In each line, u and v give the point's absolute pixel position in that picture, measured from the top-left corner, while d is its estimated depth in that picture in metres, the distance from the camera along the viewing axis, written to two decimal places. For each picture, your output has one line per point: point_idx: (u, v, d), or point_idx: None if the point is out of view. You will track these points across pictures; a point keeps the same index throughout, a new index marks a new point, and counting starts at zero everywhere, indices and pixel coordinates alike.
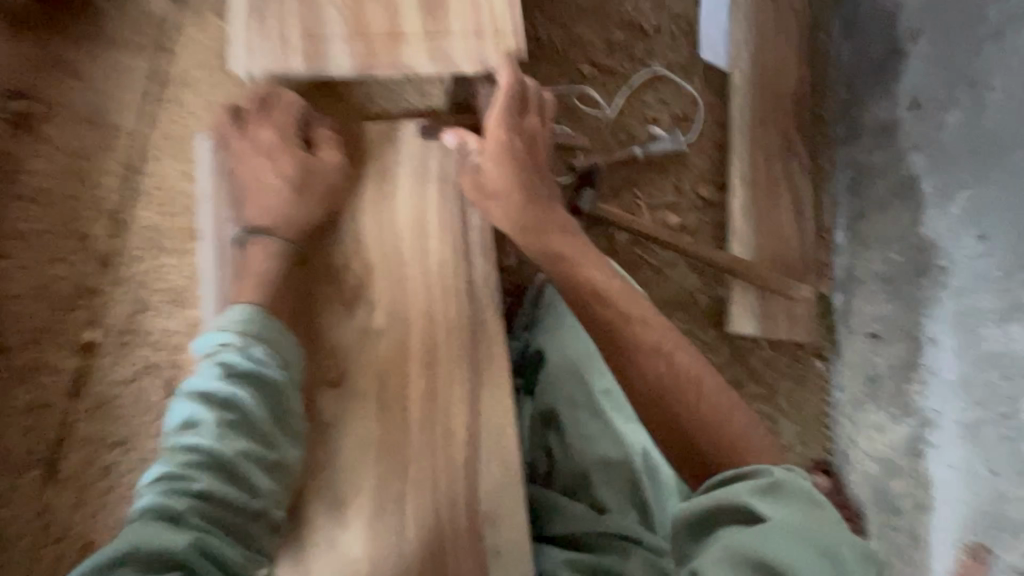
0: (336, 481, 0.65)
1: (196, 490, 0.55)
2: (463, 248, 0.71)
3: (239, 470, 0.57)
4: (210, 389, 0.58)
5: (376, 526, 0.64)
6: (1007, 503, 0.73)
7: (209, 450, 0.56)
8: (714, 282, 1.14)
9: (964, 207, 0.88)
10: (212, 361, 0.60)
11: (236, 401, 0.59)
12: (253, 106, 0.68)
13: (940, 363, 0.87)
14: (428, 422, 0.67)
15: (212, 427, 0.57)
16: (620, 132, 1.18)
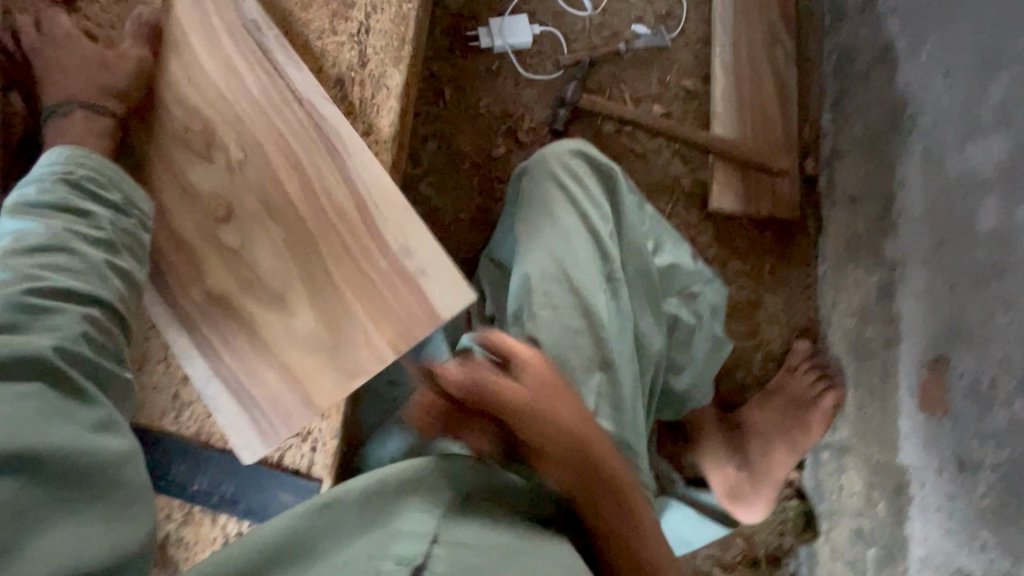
0: (261, 277, 0.67)
1: (54, 288, 0.47)
2: None
3: (102, 271, 0.52)
4: (39, 201, 0.52)
5: (319, 304, 0.67)
6: (963, 311, 0.75)
7: (55, 253, 0.49)
8: (698, 166, 1.18)
9: (933, 52, 0.89)
10: (45, 183, 0.53)
11: (87, 211, 0.53)
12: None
13: (909, 205, 0.89)
14: (316, 208, 0.67)
15: (60, 228, 0.51)
16: (605, 31, 1.23)
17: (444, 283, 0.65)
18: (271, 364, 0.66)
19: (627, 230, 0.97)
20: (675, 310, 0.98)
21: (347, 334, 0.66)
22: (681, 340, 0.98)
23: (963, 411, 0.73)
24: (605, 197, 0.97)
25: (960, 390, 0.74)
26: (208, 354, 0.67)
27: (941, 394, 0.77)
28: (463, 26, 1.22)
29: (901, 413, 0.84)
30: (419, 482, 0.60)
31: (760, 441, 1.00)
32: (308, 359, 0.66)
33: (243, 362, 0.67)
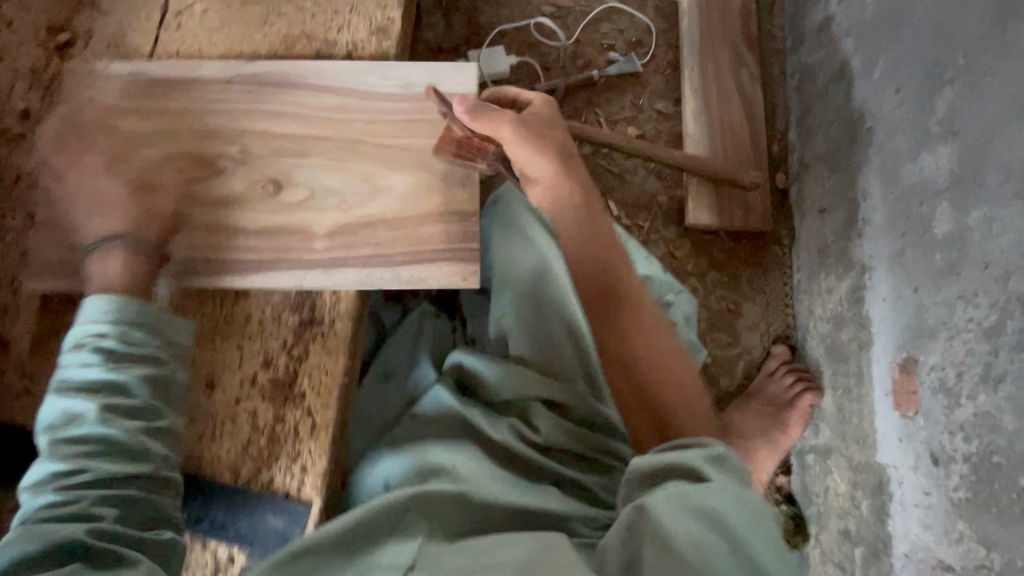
0: (316, 190, 0.83)
1: (92, 475, 0.61)
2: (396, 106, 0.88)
3: (134, 444, 0.63)
4: (84, 379, 0.63)
5: (401, 168, 0.85)
6: (926, 311, 0.79)
7: (97, 434, 0.62)
8: (672, 183, 1.23)
9: (884, 69, 0.95)
10: (88, 349, 0.64)
11: (120, 381, 0.64)
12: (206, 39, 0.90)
13: (872, 213, 0.93)
14: (342, 138, 0.86)
15: (101, 407, 0.62)
16: (578, 60, 1.30)
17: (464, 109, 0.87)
18: (398, 244, 0.83)
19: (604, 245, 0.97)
20: None
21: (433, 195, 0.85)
22: None
23: (933, 406, 0.76)
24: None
25: (928, 386, 0.77)
26: (333, 271, 0.80)
27: (912, 392, 0.80)
28: (444, 60, 1.28)
29: (877, 413, 0.86)
30: (398, 511, 0.72)
31: (742, 442, 1.00)
32: (415, 200, 0.84)
33: (375, 265, 0.81)
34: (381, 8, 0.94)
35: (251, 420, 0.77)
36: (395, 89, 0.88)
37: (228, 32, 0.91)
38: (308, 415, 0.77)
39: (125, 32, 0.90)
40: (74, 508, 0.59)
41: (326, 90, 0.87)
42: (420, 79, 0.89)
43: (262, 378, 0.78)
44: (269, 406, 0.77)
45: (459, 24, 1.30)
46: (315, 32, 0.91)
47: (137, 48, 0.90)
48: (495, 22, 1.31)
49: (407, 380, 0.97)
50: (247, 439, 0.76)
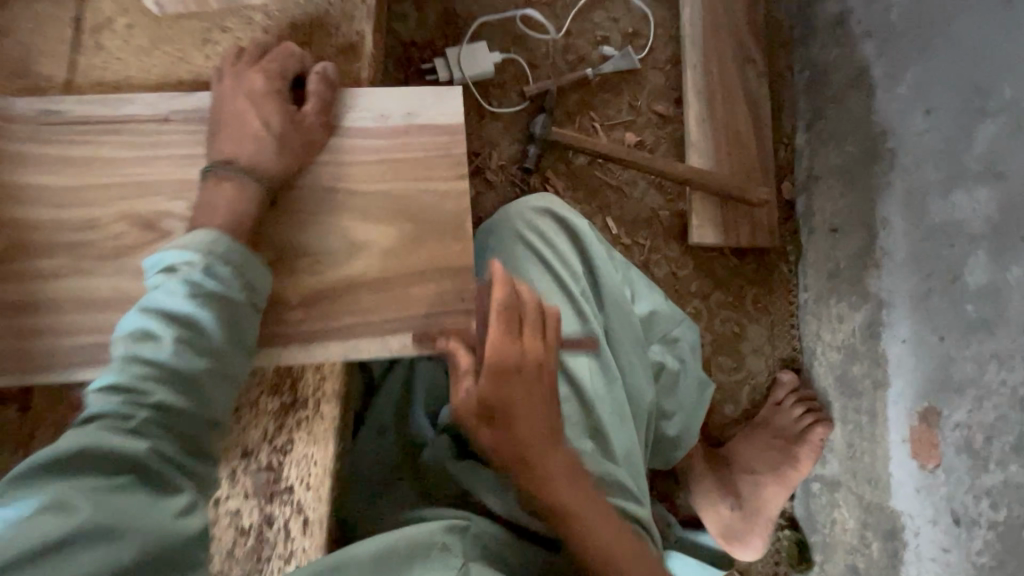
0: (283, 255, 0.70)
1: (154, 401, 0.51)
2: (369, 136, 0.73)
3: (200, 383, 0.54)
4: (173, 307, 0.56)
5: (386, 221, 0.72)
6: (952, 364, 0.75)
7: (163, 362, 0.53)
8: (674, 197, 1.14)
9: (912, 85, 0.86)
10: (180, 277, 0.57)
11: (200, 317, 0.56)
12: (137, 61, 0.75)
13: (892, 245, 0.87)
14: (316, 189, 0.72)
15: (177, 340, 0.54)
16: (570, 55, 1.17)
17: (455, 142, 0.74)
18: (387, 310, 0.71)
19: (608, 285, 0.91)
20: (659, 356, 0.95)
21: (425, 251, 0.72)
22: (666, 387, 0.94)
23: (956, 464, 0.74)
24: (577, 256, 0.92)
25: (952, 442, 0.74)
26: (314, 346, 0.70)
27: (933, 444, 0.77)
28: (418, 57, 1.13)
29: (892, 457, 0.84)
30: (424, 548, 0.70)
31: (749, 476, 0.99)
32: (404, 260, 0.72)
33: (357, 336, 0.70)
34: (347, 18, 0.78)
35: (235, 521, 0.69)
36: (369, 123, 0.74)
37: (162, 53, 0.75)
38: (300, 511, 0.70)
39: (33, 57, 0.74)
40: (130, 423, 0.49)
41: None
42: (397, 108, 0.74)
43: (241, 474, 0.70)
44: (254, 503, 0.70)
45: (434, 14, 1.14)
46: None
47: (49, 77, 0.73)
48: (476, 11, 1.15)
49: (403, 434, 0.89)
50: (232, 542, 0.69)
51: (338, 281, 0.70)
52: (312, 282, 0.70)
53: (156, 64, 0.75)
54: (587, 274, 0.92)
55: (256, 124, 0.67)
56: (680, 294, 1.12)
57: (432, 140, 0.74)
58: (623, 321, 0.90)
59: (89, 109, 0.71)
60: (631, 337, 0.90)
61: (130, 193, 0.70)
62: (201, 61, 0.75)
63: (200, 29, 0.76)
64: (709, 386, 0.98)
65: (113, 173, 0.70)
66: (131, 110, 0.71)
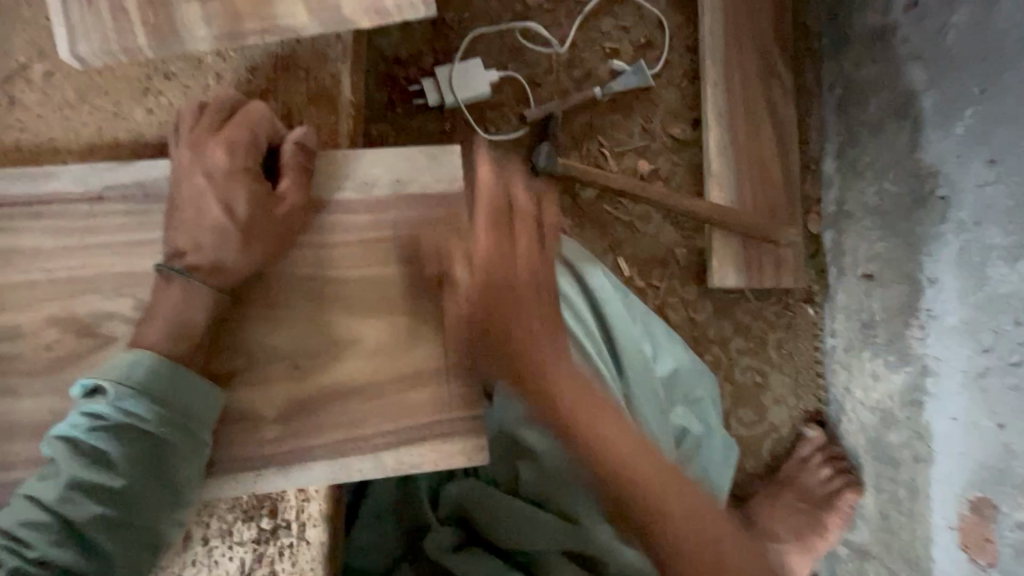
0: (252, 361, 0.59)
1: (33, 556, 0.47)
2: (350, 212, 0.61)
3: (90, 534, 0.48)
4: (78, 442, 0.49)
5: (374, 314, 0.61)
6: (1014, 458, 0.67)
7: (53, 510, 0.48)
8: (692, 233, 1.03)
9: (971, 126, 0.76)
10: (91, 404, 0.50)
11: (101, 456, 0.49)
12: (60, 119, 0.61)
13: (942, 308, 0.79)
14: (289, 280, 0.60)
15: (72, 483, 0.48)
16: (576, 70, 1.03)
17: (453, 215, 0.62)
18: (379, 422, 0.61)
19: (627, 348, 0.81)
20: (681, 421, 0.85)
21: (421, 349, 0.61)
22: (687, 456, 0.84)
23: (1015, 568, 0.67)
24: (593, 315, 0.81)
25: (1010, 544, 0.67)
26: (295, 470, 0.59)
27: (986, 539, 0.71)
28: (404, 76, 0.98)
29: (936, 542, 0.78)
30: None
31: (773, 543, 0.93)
32: (397, 359, 0.61)
33: (346, 452, 0.60)
34: (318, 58, 0.65)
35: None
36: (351, 196, 0.62)
37: (91, 108, 0.61)
38: None
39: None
40: None
41: None
42: (384, 174, 0.62)
43: None
44: None
45: (421, 24, 0.99)
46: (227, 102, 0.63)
47: None
48: (468, 21, 1.01)
49: (403, 527, 0.75)
50: None
51: (321, 392, 0.60)
52: (290, 392, 0.60)
53: (85, 124, 0.61)
54: (604, 338, 0.82)
55: (208, 209, 0.55)
56: (697, 340, 1.03)
57: (427, 213, 0.62)
58: (644, 388, 0.81)
59: (5, 186, 0.57)
60: (655, 403, 0.80)
61: (61, 292, 0.57)
62: (140, 116, 0.61)
63: (136, 76, 0.61)
64: (733, 449, 0.89)
65: (38, 269, 0.57)
66: (58, 186, 0.58)
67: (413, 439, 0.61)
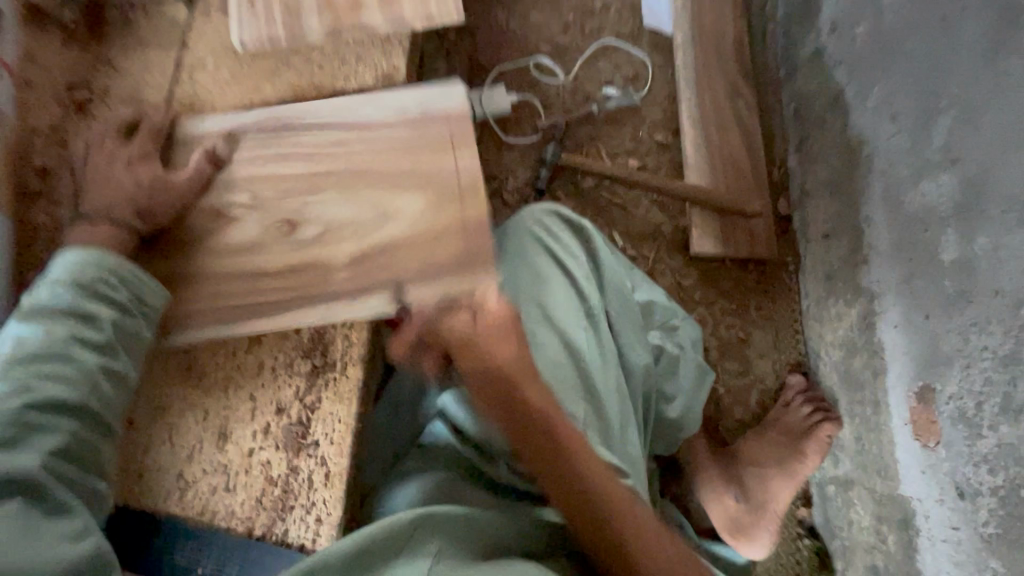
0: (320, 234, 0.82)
1: (45, 401, 0.56)
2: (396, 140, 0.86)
3: (94, 385, 0.60)
4: (62, 313, 0.60)
5: None
6: (940, 339, 0.78)
7: (48, 364, 0.58)
8: (676, 213, 1.23)
9: (879, 99, 0.96)
10: (66, 286, 0.61)
11: (88, 324, 0.60)
12: (220, 92, 0.93)
13: (877, 240, 0.93)
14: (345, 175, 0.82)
15: (68, 341, 0.59)
16: (578, 95, 1.32)
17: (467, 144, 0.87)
18: None
19: (609, 271, 0.97)
20: (658, 342, 0.99)
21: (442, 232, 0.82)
22: (665, 371, 0.98)
23: (954, 437, 0.74)
24: (579, 246, 0.97)
25: (948, 416, 0.75)
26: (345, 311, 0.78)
27: (931, 422, 0.78)
28: None
29: (897, 443, 0.85)
30: (423, 516, 0.68)
31: (756, 470, 0.99)
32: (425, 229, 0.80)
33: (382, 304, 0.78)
34: (385, 56, 0.96)
35: (266, 471, 0.76)
36: (390, 116, 0.84)
37: (238, 85, 0.93)
38: (322, 464, 0.76)
39: (140, 89, 0.92)
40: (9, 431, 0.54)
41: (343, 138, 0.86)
42: (412, 102, 0.84)
43: (274, 429, 0.77)
44: (282, 456, 0.76)
45: (461, 65, 1.33)
46: (323, 80, 0.93)
47: (152, 103, 0.92)
48: (496, 61, 1.33)
49: (418, 409, 0.91)
50: (261, 490, 0.75)
51: (365, 251, 0.79)
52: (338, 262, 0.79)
53: (234, 94, 0.93)
54: (590, 262, 0.97)
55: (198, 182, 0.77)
56: (685, 302, 1.18)
57: (443, 130, 0.83)
58: (620, 306, 0.95)
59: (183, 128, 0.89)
60: (630, 318, 0.94)
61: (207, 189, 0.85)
62: (268, 89, 0.93)
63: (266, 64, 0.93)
64: (709, 376, 1.02)
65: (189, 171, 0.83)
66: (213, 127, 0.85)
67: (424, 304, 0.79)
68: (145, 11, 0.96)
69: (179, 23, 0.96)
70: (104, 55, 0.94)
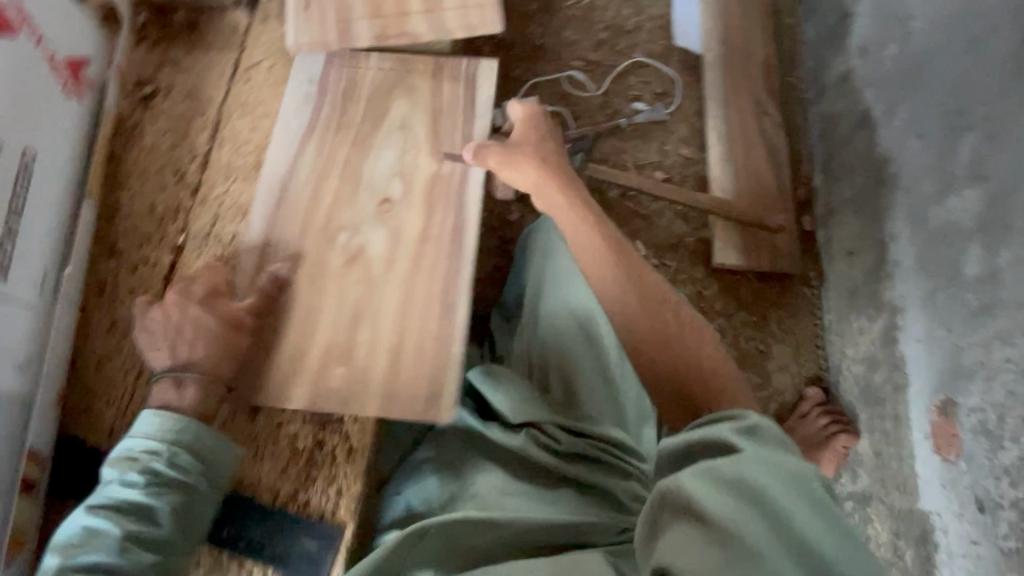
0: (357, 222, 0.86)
1: None
2: (433, 139, 0.91)
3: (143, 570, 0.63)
4: (128, 498, 0.64)
5: (436, 201, 0.88)
6: (962, 351, 0.78)
7: (112, 551, 0.62)
8: (699, 225, 1.25)
9: (906, 118, 0.98)
10: (138, 467, 0.66)
11: (151, 508, 0.65)
12: (271, 91, 0.99)
13: (901, 254, 0.94)
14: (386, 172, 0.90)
15: (128, 532, 0.63)
16: (606, 109, 1.37)
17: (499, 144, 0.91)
18: (434, 274, 0.84)
19: None
20: None
21: (469, 226, 0.86)
22: None
23: (975, 450, 0.74)
24: None
25: (969, 429, 0.75)
26: (380, 292, 0.83)
27: (953, 435, 0.78)
28: None
29: (918, 457, 0.84)
30: (418, 534, 0.67)
31: None
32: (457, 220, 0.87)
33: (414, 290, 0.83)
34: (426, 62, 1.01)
35: (292, 442, 0.80)
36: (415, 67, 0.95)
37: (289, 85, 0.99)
38: (345, 439, 0.81)
39: (199, 85, 0.99)
40: None
41: (382, 134, 0.91)
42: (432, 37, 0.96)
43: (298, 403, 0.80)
44: (309, 428, 0.81)
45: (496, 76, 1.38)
46: None
47: (209, 98, 0.99)
48: (529, 74, 1.38)
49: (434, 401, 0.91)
50: (286, 459, 0.79)
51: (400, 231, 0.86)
52: (373, 251, 0.84)
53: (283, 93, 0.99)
54: None
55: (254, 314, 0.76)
56: (705, 312, 1.19)
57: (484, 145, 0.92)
58: None
59: (239, 127, 0.97)
60: None
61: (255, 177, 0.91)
62: None
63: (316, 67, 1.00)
64: None
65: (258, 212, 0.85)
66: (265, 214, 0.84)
67: (449, 296, 0.83)
68: (209, 16, 1.04)
69: (240, 28, 1.04)
70: (168, 53, 1.01)
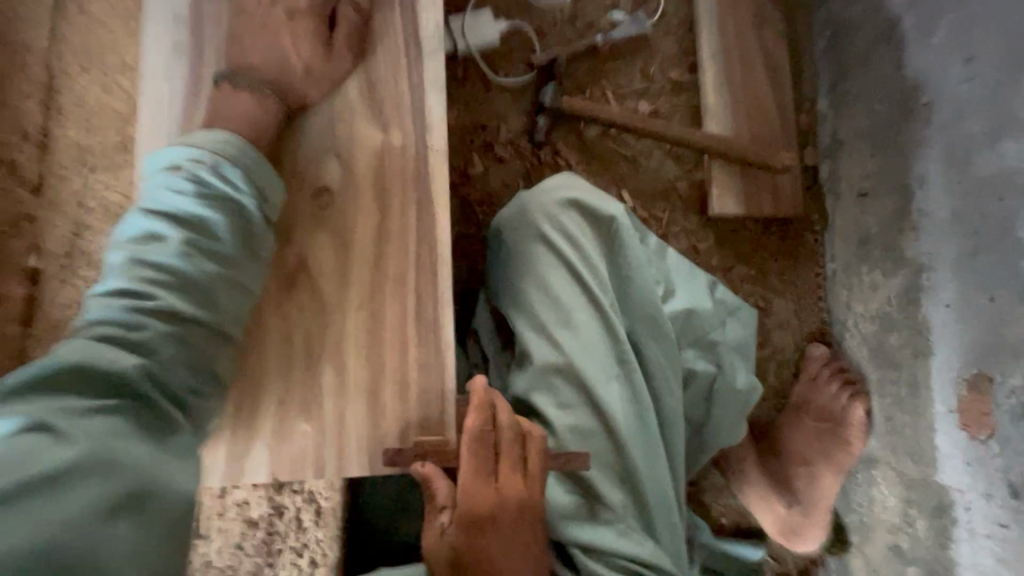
0: (284, 226, 0.64)
1: (147, 327, 0.49)
2: (371, 98, 0.67)
3: (192, 304, 0.52)
4: (180, 207, 0.54)
5: (386, 190, 0.66)
6: (1005, 326, 0.70)
7: (170, 266, 0.52)
8: (691, 166, 1.08)
9: (947, 35, 0.81)
10: (184, 175, 0.55)
11: (206, 223, 0.54)
12: None
13: (931, 203, 0.82)
14: (313, 151, 0.66)
15: (183, 243, 0.53)
16: (578, 22, 1.10)
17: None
18: (394, 290, 0.65)
19: (639, 282, 0.72)
20: (691, 363, 0.77)
21: (433, 220, 0.66)
22: (698, 399, 0.77)
23: (1012, 433, 0.69)
24: (603, 255, 0.72)
25: (1007, 410, 0.69)
26: (329, 320, 0.64)
27: (983, 414, 0.73)
28: None
29: (938, 429, 0.79)
30: None
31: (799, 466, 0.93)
32: (416, 212, 0.66)
33: (371, 312, 0.64)
34: None
35: (243, 513, 0.67)
36: None
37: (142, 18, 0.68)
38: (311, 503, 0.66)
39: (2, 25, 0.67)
40: (124, 345, 0.48)
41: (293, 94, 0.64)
42: None
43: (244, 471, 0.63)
44: (263, 495, 0.67)
45: None
46: None
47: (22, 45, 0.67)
48: None
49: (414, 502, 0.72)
50: (240, 534, 0.67)
51: (342, 236, 0.65)
52: (315, 266, 0.64)
53: None
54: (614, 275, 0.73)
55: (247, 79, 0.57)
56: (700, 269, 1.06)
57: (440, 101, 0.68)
58: (651, 328, 0.72)
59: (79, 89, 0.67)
60: (665, 348, 0.72)
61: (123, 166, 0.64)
62: None
63: None
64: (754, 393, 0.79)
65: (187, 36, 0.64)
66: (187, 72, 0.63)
67: (415, 315, 0.65)
68: None
69: None
70: None
